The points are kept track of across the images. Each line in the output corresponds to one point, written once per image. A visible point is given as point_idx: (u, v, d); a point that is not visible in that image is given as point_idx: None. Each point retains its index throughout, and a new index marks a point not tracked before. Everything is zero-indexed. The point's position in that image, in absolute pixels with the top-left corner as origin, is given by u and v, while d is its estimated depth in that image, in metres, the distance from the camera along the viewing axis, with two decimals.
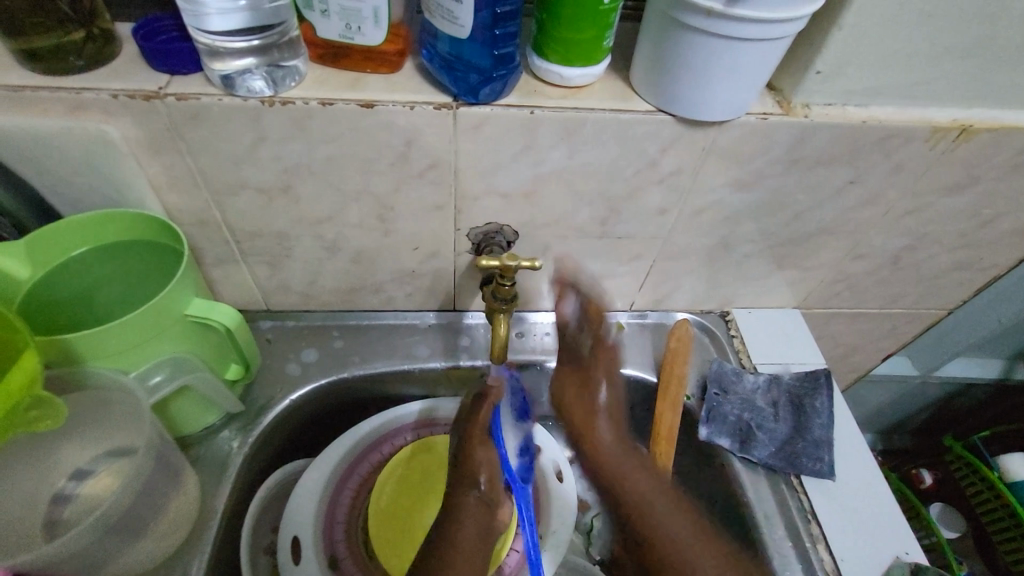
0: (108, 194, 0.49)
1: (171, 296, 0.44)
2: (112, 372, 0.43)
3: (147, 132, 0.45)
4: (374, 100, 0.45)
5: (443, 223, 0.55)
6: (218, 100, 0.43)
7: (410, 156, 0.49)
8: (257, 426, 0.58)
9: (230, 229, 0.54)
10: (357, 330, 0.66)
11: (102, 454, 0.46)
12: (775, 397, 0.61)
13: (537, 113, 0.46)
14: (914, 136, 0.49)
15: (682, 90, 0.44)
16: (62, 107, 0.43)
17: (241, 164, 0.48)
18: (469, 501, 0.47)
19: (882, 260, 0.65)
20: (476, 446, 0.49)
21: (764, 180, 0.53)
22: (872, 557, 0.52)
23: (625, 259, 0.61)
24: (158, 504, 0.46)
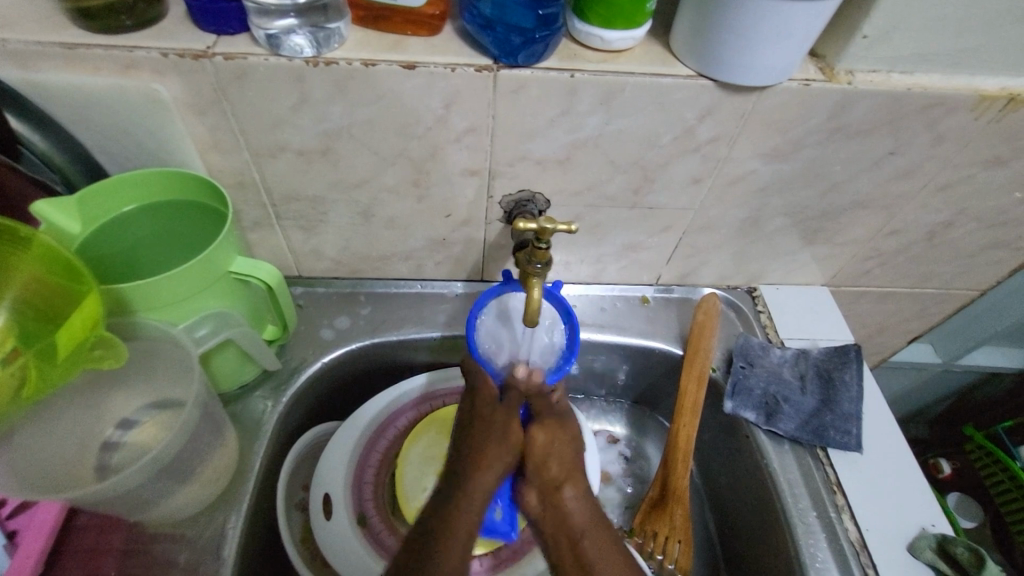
0: (154, 154, 0.50)
1: (219, 252, 0.45)
2: (161, 323, 0.45)
3: (194, 92, 0.46)
4: (417, 61, 0.45)
5: (477, 190, 0.55)
6: (264, 60, 0.44)
7: (448, 120, 0.49)
8: (290, 386, 0.60)
9: (268, 192, 0.55)
10: (385, 297, 0.67)
11: (147, 404, 0.48)
12: (802, 371, 0.61)
13: (578, 76, 0.46)
14: (959, 105, 0.49)
15: (724, 55, 0.44)
16: (114, 65, 0.44)
17: (282, 125, 0.49)
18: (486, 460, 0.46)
19: (917, 237, 0.64)
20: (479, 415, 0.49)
21: (802, 150, 0.52)
22: (898, 528, 0.53)
23: (655, 230, 0.61)
24: (203, 453, 0.48)
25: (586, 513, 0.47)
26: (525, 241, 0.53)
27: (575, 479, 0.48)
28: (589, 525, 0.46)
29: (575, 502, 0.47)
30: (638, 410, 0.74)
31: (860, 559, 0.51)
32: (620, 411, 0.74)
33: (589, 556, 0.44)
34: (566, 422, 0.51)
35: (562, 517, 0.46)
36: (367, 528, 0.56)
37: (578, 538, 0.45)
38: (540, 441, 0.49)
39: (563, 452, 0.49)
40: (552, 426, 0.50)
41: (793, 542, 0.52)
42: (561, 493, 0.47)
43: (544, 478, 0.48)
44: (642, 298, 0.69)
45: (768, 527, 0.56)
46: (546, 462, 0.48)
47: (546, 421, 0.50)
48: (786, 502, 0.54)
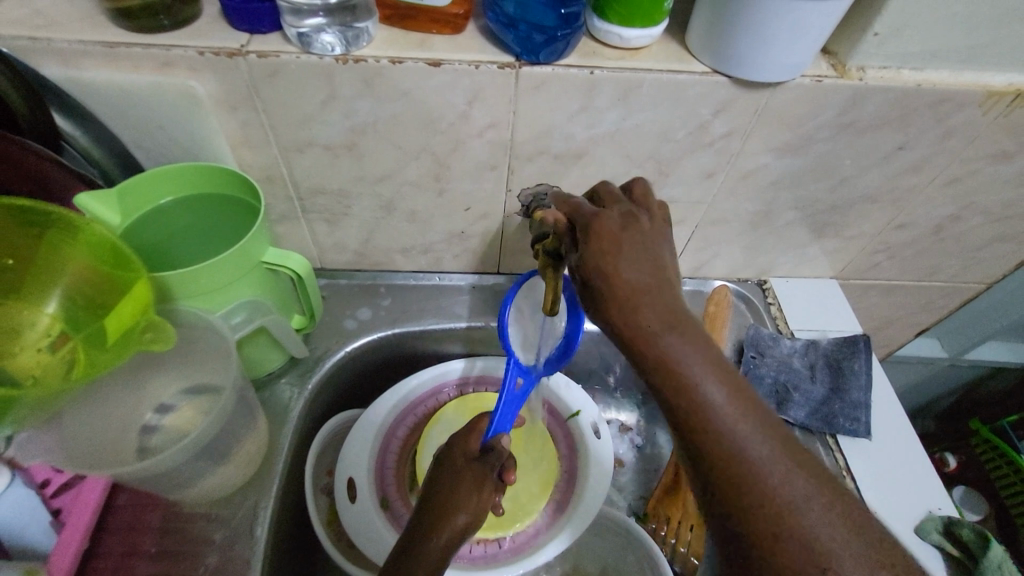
0: (188, 149, 0.52)
1: (253, 243, 0.47)
2: (197, 310, 0.47)
3: (228, 89, 0.48)
4: (441, 59, 0.47)
5: (496, 183, 0.57)
6: (296, 58, 0.46)
7: (471, 116, 0.51)
8: (314, 374, 0.61)
9: (295, 186, 0.57)
10: (404, 289, 0.69)
11: (184, 390, 0.50)
12: (812, 360, 0.63)
13: (597, 74, 0.47)
14: (967, 101, 0.50)
15: (739, 52, 0.45)
16: (152, 63, 0.46)
17: (310, 122, 0.51)
18: (457, 519, 0.49)
19: (925, 230, 0.65)
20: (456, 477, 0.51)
21: (813, 145, 0.54)
22: (906, 511, 0.54)
23: (669, 224, 0.63)
24: (238, 436, 0.50)
25: (698, 351, 0.33)
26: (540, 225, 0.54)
27: (658, 296, 0.33)
28: (701, 362, 0.32)
29: (698, 363, 0.32)
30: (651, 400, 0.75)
31: None
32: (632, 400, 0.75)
33: (714, 410, 0.32)
34: (636, 236, 0.34)
35: (662, 364, 0.32)
36: (390, 511, 0.59)
37: (706, 415, 0.32)
38: (615, 287, 0.32)
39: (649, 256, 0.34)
40: (624, 254, 0.33)
41: None
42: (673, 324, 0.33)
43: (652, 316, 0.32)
44: None
45: None
46: (635, 319, 0.32)
47: (609, 237, 0.34)
48: None
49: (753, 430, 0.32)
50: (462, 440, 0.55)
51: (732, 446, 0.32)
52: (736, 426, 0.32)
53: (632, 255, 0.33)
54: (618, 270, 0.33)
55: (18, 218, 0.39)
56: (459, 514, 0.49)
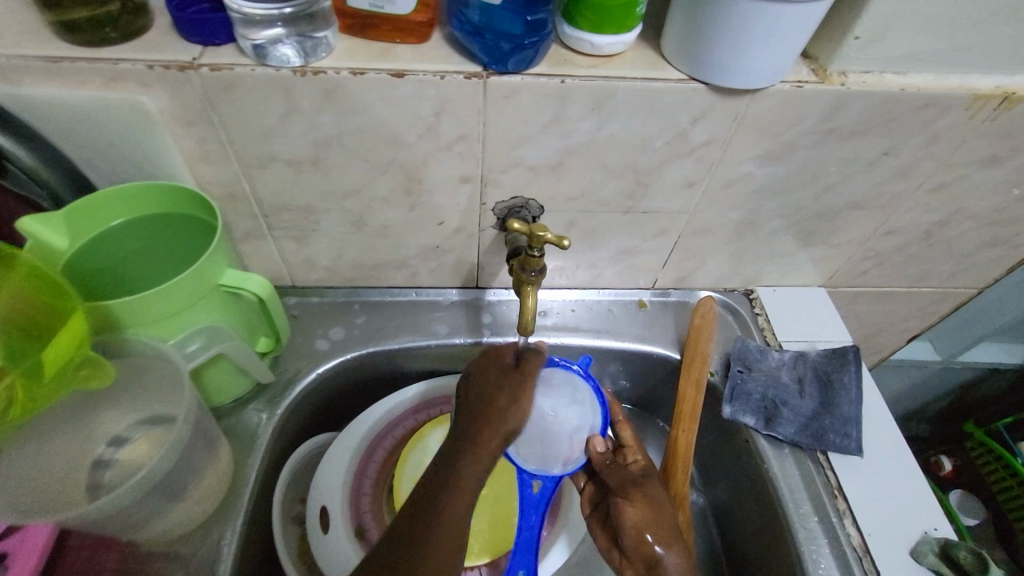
0: (143, 166, 0.50)
1: (208, 265, 0.45)
2: (150, 339, 0.44)
3: (182, 103, 0.45)
4: (406, 69, 0.45)
5: (469, 197, 0.55)
6: (251, 71, 0.43)
7: (439, 127, 0.48)
8: (284, 399, 0.59)
9: (259, 203, 0.54)
10: (379, 306, 0.67)
11: (137, 421, 0.47)
12: (801, 373, 0.60)
13: (568, 82, 0.45)
14: (953, 104, 0.48)
15: (715, 57, 0.43)
16: (99, 78, 0.43)
17: (271, 136, 0.48)
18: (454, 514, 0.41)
19: (913, 236, 0.64)
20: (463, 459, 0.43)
21: (796, 152, 0.52)
22: (899, 530, 0.52)
23: (651, 234, 0.60)
24: (197, 469, 0.48)
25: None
26: (519, 246, 0.53)
27: (674, 547, 0.50)
28: None
29: None
30: (640, 415, 0.73)
31: (863, 564, 0.50)
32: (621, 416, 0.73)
33: None
34: (650, 489, 0.53)
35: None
36: (364, 541, 0.56)
37: None
38: (620, 489, 0.53)
39: (650, 525, 0.51)
40: (642, 497, 0.52)
41: (796, 548, 0.52)
42: (659, 567, 0.49)
43: (640, 557, 0.51)
44: (639, 303, 0.69)
45: (771, 534, 0.55)
46: (649, 548, 0.50)
47: (636, 490, 0.53)
48: (787, 509, 0.54)
49: None
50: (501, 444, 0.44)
51: None
52: None
53: (650, 518, 0.51)
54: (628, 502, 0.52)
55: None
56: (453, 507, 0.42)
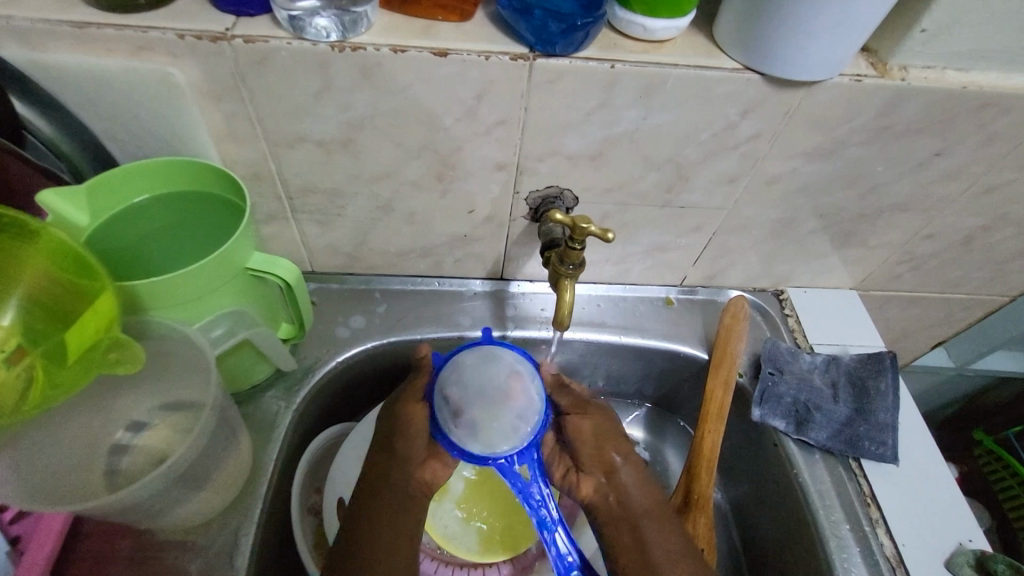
0: (168, 142, 0.48)
1: (237, 248, 0.43)
2: (175, 322, 0.43)
3: (211, 76, 0.43)
4: (449, 48, 0.43)
5: (503, 185, 0.53)
6: (287, 44, 0.41)
7: (478, 111, 0.46)
8: (303, 387, 0.57)
9: (284, 184, 0.52)
10: (400, 294, 0.65)
11: (158, 405, 0.46)
12: (834, 378, 0.59)
13: (618, 68, 0.43)
14: (1015, 105, 0.46)
15: (776, 46, 0.41)
16: (126, 46, 0.41)
17: (303, 115, 0.46)
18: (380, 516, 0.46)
19: (953, 241, 0.62)
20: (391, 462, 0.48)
21: (845, 149, 0.50)
22: (934, 542, 0.51)
23: (685, 230, 0.59)
24: (219, 459, 0.46)
25: (648, 499, 0.50)
26: (557, 239, 0.51)
27: (631, 462, 0.51)
28: (649, 506, 0.49)
29: (642, 496, 0.50)
30: (660, 414, 0.72)
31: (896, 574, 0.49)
32: (640, 414, 0.72)
33: (658, 548, 0.47)
34: (602, 409, 0.52)
35: (620, 486, 0.50)
36: None
37: (641, 526, 0.48)
38: (573, 409, 0.51)
39: (608, 437, 0.51)
40: (595, 414, 0.52)
41: (827, 556, 0.50)
42: (616, 476, 0.50)
43: (597, 467, 0.50)
44: (665, 300, 0.67)
45: (798, 539, 0.54)
46: (608, 458, 0.50)
47: (589, 408, 0.52)
48: (818, 515, 0.52)
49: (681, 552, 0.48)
50: (406, 473, 0.48)
51: (643, 537, 0.48)
52: (669, 540, 0.48)
53: (605, 435, 0.51)
54: (583, 418, 0.51)
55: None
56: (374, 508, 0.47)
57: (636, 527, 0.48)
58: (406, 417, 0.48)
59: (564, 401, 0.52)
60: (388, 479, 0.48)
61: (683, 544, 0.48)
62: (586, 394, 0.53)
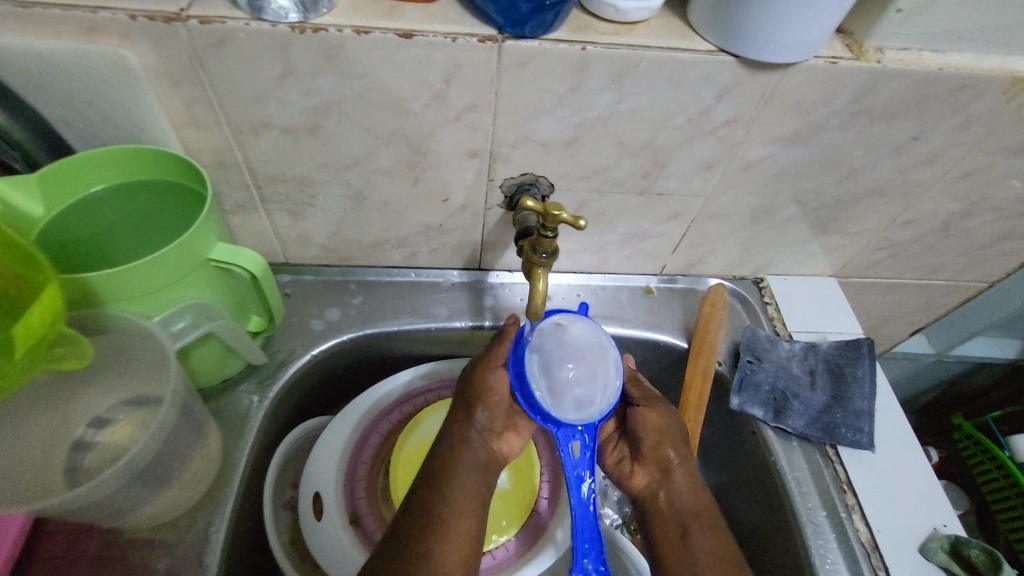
0: (126, 129, 0.46)
1: (197, 239, 0.41)
2: (132, 316, 0.41)
3: (167, 59, 0.42)
4: (414, 30, 0.41)
5: (476, 173, 0.52)
6: (244, 25, 0.40)
7: (447, 96, 0.45)
8: (276, 381, 0.56)
9: (251, 172, 0.51)
10: (376, 286, 0.64)
11: (121, 401, 0.45)
12: (812, 365, 0.59)
13: (589, 50, 0.42)
14: (991, 88, 0.46)
15: (749, 27, 0.40)
16: (75, 28, 0.39)
17: (266, 100, 0.45)
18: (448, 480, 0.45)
19: (931, 227, 0.62)
20: (462, 427, 0.48)
21: (822, 134, 0.49)
22: (908, 527, 0.51)
23: (663, 218, 0.58)
24: (184, 454, 0.45)
25: (699, 497, 0.49)
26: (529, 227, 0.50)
27: (686, 460, 0.51)
28: (698, 504, 0.49)
29: (690, 493, 0.49)
30: None
31: (870, 560, 0.49)
32: None
33: (701, 548, 0.46)
34: (669, 407, 0.53)
35: (670, 481, 0.50)
36: (358, 528, 0.53)
37: (688, 524, 0.48)
38: (641, 400, 0.53)
39: (669, 434, 0.51)
40: (663, 411, 0.52)
41: (803, 542, 0.51)
42: (671, 473, 0.50)
43: (654, 461, 0.51)
44: (645, 289, 0.67)
45: (776, 527, 0.54)
46: (665, 453, 0.51)
47: (657, 403, 0.53)
48: (794, 502, 0.52)
49: (718, 548, 0.46)
50: (483, 438, 0.49)
51: (686, 528, 0.47)
52: (712, 534, 0.47)
53: (667, 431, 0.52)
54: (650, 412, 0.52)
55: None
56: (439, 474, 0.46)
57: (683, 521, 0.48)
58: (488, 384, 0.49)
59: (635, 392, 0.53)
60: (461, 444, 0.48)
61: (724, 538, 0.47)
62: (656, 392, 0.54)
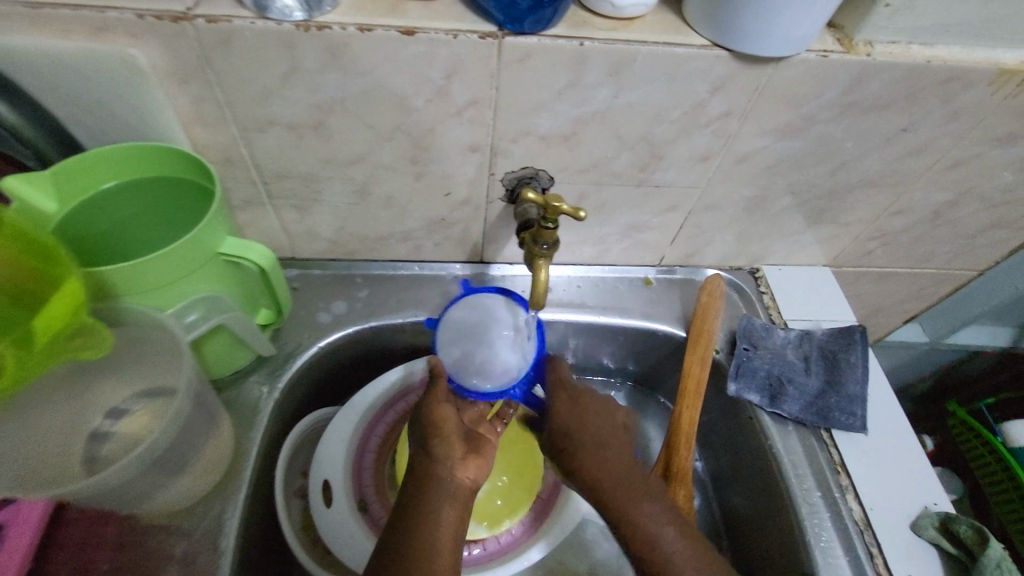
0: (135, 127, 0.47)
1: (206, 233, 0.43)
2: (145, 309, 0.42)
3: (175, 58, 0.43)
4: (416, 27, 0.42)
5: (477, 167, 0.53)
6: (251, 24, 0.41)
7: (449, 92, 0.46)
8: (285, 372, 0.57)
9: (258, 168, 0.52)
10: (380, 279, 0.65)
11: (135, 393, 0.46)
12: (806, 352, 0.61)
13: (587, 45, 0.43)
14: (978, 79, 0.47)
15: (741, 22, 0.41)
16: (85, 28, 0.40)
17: (271, 98, 0.46)
18: (429, 525, 0.44)
19: (922, 216, 0.63)
20: (427, 470, 0.46)
21: (814, 125, 0.50)
22: (901, 506, 0.53)
23: (661, 210, 0.59)
24: (197, 443, 0.46)
25: (632, 477, 0.49)
26: (529, 217, 0.50)
27: (609, 439, 0.50)
28: (629, 480, 0.48)
29: (620, 468, 0.49)
30: (641, 392, 0.73)
31: (864, 537, 0.51)
32: (623, 393, 0.73)
33: (647, 532, 0.46)
34: (583, 394, 0.52)
35: (602, 468, 0.48)
36: (368, 515, 0.55)
37: (631, 504, 0.47)
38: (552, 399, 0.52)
39: (582, 419, 0.50)
40: (574, 398, 0.52)
41: (799, 522, 0.52)
42: (603, 457, 0.49)
43: (581, 453, 0.49)
44: (644, 280, 0.68)
45: (773, 508, 0.56)
46: (580, 441, 0.50)
47: (559, 396, 0.52)
48: (790, 483, 0.54)
49: (673, 533, 0.46)
50: (450, 471, 0.46)
51: (631, 513, 0.47)
52: (652, 518, 0.47)
53: (587, 421, 0.50)
54: (562, 399, 0.51)
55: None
56: (417, 519, 0.44)
57: (624, 508, 0.47)
58: (436, 421, 0.48)
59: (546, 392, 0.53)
60: (433, 478, 0.46)
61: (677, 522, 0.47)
62: (568, 377, 0.53)
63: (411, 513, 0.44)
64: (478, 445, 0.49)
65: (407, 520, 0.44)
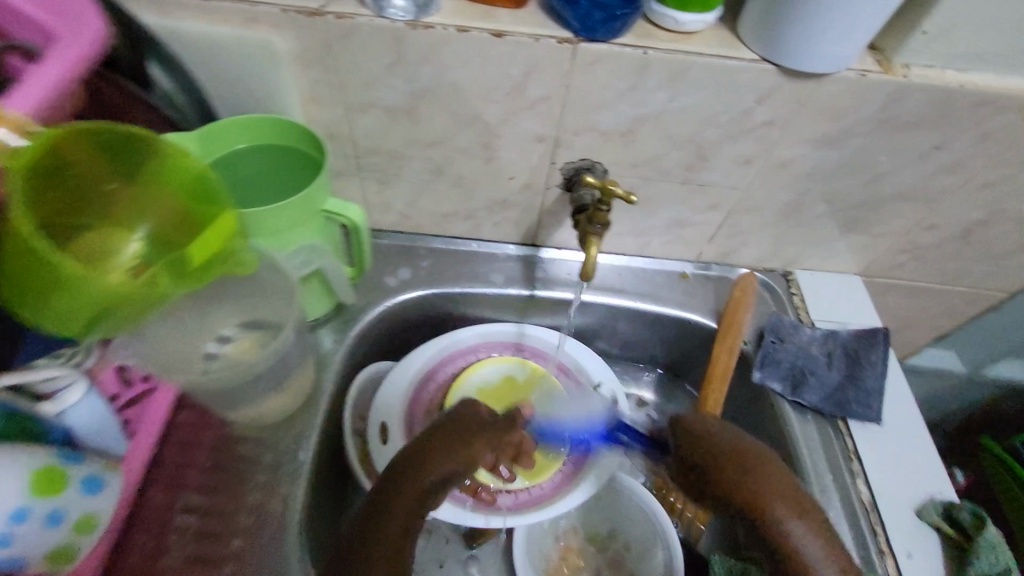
0: (261, 101, 0.56)
1: (317, 192, 0.51)
2: (264, 250, 0.51)
3: (304, 46, 0.51)
4: (505, 31, 0.50)
5: (541, 155, 0.60)
6: (370, 21, 0.49)
7: (525, 87, 0.54)
8: (355, 324, 0.66)
9: (354, 144, 0.60)
10: (442, 252, 0.73)
11: (240, 323, 0.53)
12: (830, 348, 0.65)
13: (650, 54, 0.50)
14: (1010, 105, 0.51)
15: (789, 40, 0.47)
16: (239, 17, 0.50)
17: (376, 84, 0.54)
18: (389, 523, 0.41)
19: (953, 233, 0.67)
20: (401, 473, 0.43)
21: (851, 138, 0.56)
22: (908, 495, 0.57)
23: (702, 208, 0.65)
24: (289, 369, 0.56)
25: (805, 516, 0.44)
26: (584, 198, 0.56)
27: (769, 480, 0.45)
28: (796, 512, 0.44)
29: (791, 504, 0.44)
30: (670, 380, 0.78)
31: (869, 517, 0.55)
32: (653, 379, 0.78)
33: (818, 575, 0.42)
34: (717, 430, 0.48)
35: (773, 510, 0.44)
36: None
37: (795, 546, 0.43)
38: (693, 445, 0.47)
39: (734, 457, 0.46)
40: (704, 434, 0.48)
41: None
42: (766, 504, 0.44)
43: (743, 498, 0.44)
44: (681, 273, 0.74)
45: None
46: (740, 485, 0.45)
47: (699, 436, 0.47)
48: (803, 464, 0.59)
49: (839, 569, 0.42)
50: (425, 478, 0.42)
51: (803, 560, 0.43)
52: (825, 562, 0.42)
53: (743, 464, 0.45)
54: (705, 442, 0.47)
55: (100, 143, 0.43)
56: (382, 515, 0.41)
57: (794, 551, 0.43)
58: (443, 452, 0.43)
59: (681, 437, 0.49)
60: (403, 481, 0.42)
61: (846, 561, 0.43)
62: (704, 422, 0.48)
63: (372, 513, 0.41)
64: (441, 488, 0.43)
65: (369, 517, 0.41)
